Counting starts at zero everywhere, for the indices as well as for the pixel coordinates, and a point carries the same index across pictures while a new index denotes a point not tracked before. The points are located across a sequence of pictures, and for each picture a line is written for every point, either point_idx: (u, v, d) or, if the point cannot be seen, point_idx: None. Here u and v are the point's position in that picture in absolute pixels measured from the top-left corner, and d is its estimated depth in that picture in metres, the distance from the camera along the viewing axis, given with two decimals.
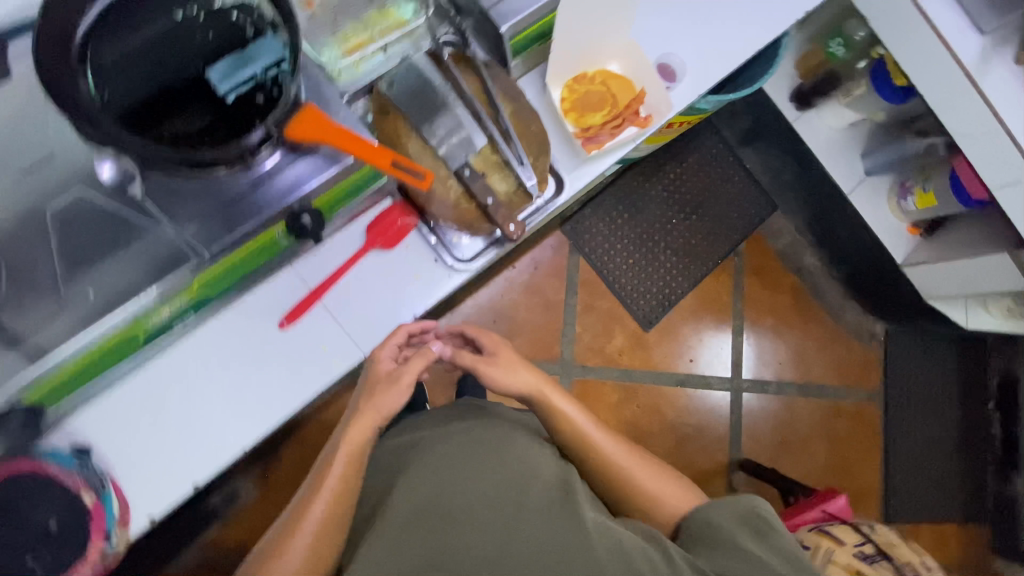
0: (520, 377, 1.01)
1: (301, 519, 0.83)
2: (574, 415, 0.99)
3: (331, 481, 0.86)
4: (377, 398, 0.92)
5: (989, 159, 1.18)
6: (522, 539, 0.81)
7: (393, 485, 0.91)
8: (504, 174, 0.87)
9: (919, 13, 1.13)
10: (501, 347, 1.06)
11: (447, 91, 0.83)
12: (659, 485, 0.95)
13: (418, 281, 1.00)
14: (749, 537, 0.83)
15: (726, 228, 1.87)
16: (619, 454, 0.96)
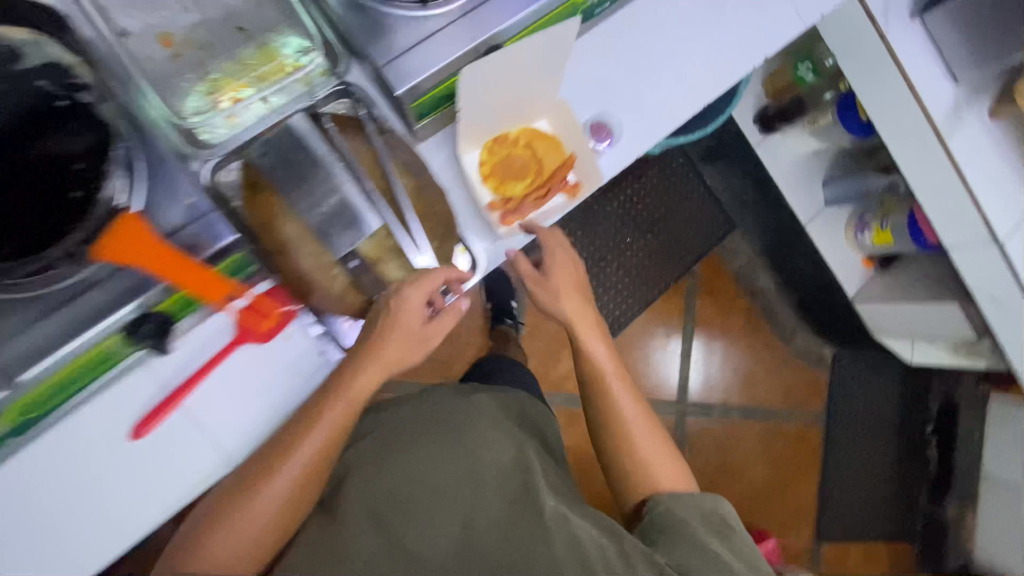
0: (573, 304, 0.87)
1: (251, 495, 0.66)
2: (609, 361, 0.87)
3: (297, 455, 0.67)
4: (387, 351, 0.70)
5: (947, 218, 1.11)
6: (474, 545, 0.75)
7: (362, 469, 0.83)
8: (401, 261, 0.71)
9: (890, 59, 1.01)
10: (565, 285, 0.86)
11: (332, 164, 0.65)
12: (655, 435, 0.85)
13: (303, 381, 0.74)
14: (710, 535, 0.74)
15: (682, 248, 1.79)
16: (639, 427, 0.85)
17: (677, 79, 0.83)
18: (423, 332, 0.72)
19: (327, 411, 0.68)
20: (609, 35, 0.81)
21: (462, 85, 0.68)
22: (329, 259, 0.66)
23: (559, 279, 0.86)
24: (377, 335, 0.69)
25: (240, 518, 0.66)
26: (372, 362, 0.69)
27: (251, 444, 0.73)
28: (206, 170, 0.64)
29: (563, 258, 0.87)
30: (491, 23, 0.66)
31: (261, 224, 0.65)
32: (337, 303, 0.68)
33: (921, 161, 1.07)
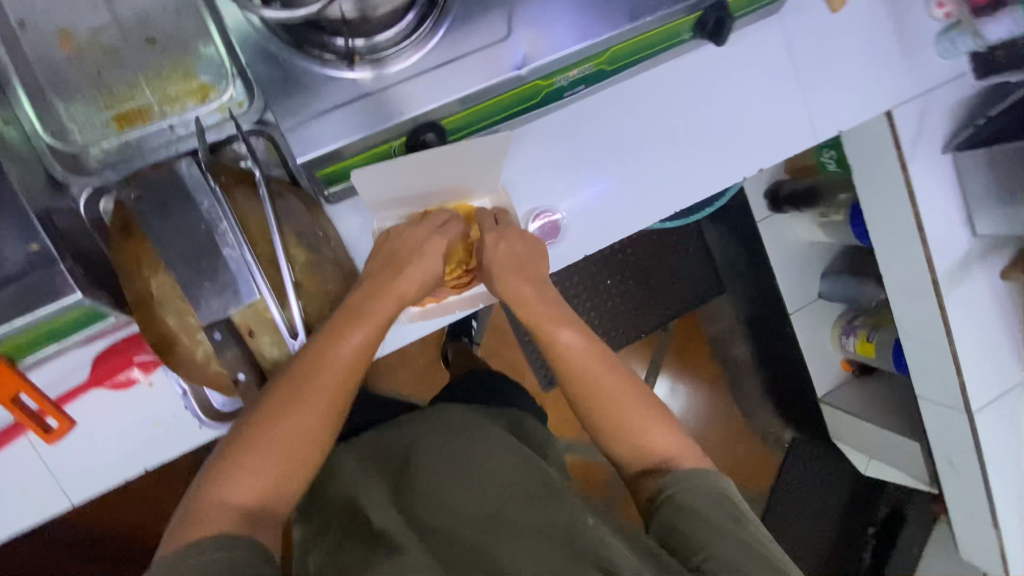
0: (515, 285, 0.63)
1: (250, 480, 0.52)
2: (588, 365, 0.63)
3: (308, 399, 0.55)
4: (398, 285, 0.61)
5: (926, 371, 1.01)
6: (507, 531, 0.57)
7: (359, 531, 0.58)
8: (278, 336, 0.62)
9: (907, 193, 0.90)
10: (510, 272, 0.64)
11: (215, 220, 0.57)
12: (644, 419, 0.64)
13: (162, 432, 0.67)
14: (728, 530, 0.55)
15: (660, 300, 1.46)
16: (616, 395, 0.63)
17: (643, 184, 0.78)
18: (408, 299, 0.62)
19: (350, 334, 0.58)
20: (578, 122, 0.74)
21: (356, 180, 0.59)
22: (195, 323, 0.59)
23: (495, 258, 0.63)
24: (357, 295, 0.60)
25: (268, 455, 0.53)
26: (376, 295, 0.60)
27: (99, 485, 0.67)
28: (83, 199, 0.59)
29: (507, 248, 0.64)
30: (421, 99, 0.58)
31: (126, 271, 0.58)
32: (199, 371, 0.61)
33: (913, 306, 0.97)
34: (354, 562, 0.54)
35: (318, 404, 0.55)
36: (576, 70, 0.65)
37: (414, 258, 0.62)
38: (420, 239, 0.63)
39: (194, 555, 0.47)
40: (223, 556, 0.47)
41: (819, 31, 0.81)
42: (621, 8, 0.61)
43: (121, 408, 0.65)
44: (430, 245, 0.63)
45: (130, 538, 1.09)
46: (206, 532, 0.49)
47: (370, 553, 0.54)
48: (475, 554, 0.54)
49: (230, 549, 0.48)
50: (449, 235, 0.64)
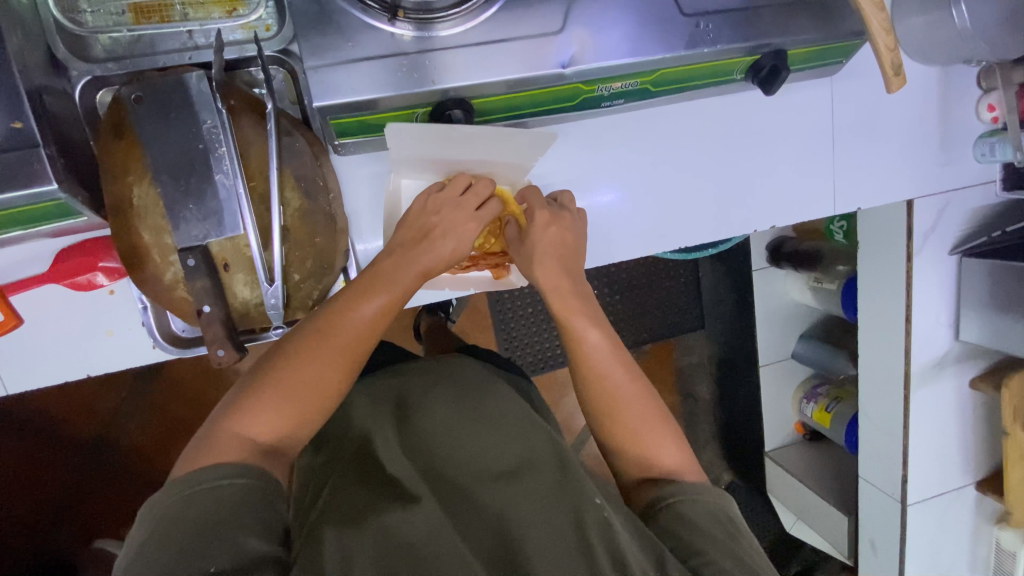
0: (550, 271, 0.60)
1: (258, 415, 0.46)
2: (611, 371, 0.58)
3: (327, 348, 0.49)
4: (419, 259, 0.54)
5: (875, 455, 1.03)
6: (524, 494, 0.49)
7: (363, 484, 0.51)
8: (253, 278, 0.60)
9: (907, 282, 0.90)
10: (547, 256, 0.60)
11: (215, 143, 0.55)
12: (655, 429, 0.58)
13: (113, 341, 0.64)
14: (728, 545, 0.50)
15: (641, 323, 1.44)
16: (636, 406, 0.57)
17: (656, 211, 0.77)
18: (432, 276, 0.57)
19: (377, 294, 0.52)
20: (610, 131, 0.72)
21: (388, 135, 0.56)
22: (170, 244, 0.57)
23: (541, 240, 0.60)
24: (387, 260, 0.54)
25: (281, 395, 0.47)
26: (407, 260, 0.54)
27: (33, 382, 0.64)
28: (79, 85, 0.58)
29: (556, 233, 0.61)
30: (458, 75, 0.55)
31: (109, 171, 0.54)
32: (162, 292, 0.58)
33: (880, 393, 0.99)
34: (370, 508, 0.48)
35: (332, 359, 0.49)
36: (620, 81, 0.61)
37: (447, 239, 0.56)
38: (465, 231, 0.57)
39: (198, 484, 0.42)
40: (231, 484, 0.43)
41: (869, 105, 0.80)
42: (682, 31, 0.59)
43: (75, 307, 0.63)
44: (467, 231, 0.57)
45: (57, 431, 1.06)
46: (212, 461, 0.44)
47: (377, 500, 0.49)
48: (493, 516, 0.48)
49: (234, 480, 0.43)
50: (488, 220, 0.59)
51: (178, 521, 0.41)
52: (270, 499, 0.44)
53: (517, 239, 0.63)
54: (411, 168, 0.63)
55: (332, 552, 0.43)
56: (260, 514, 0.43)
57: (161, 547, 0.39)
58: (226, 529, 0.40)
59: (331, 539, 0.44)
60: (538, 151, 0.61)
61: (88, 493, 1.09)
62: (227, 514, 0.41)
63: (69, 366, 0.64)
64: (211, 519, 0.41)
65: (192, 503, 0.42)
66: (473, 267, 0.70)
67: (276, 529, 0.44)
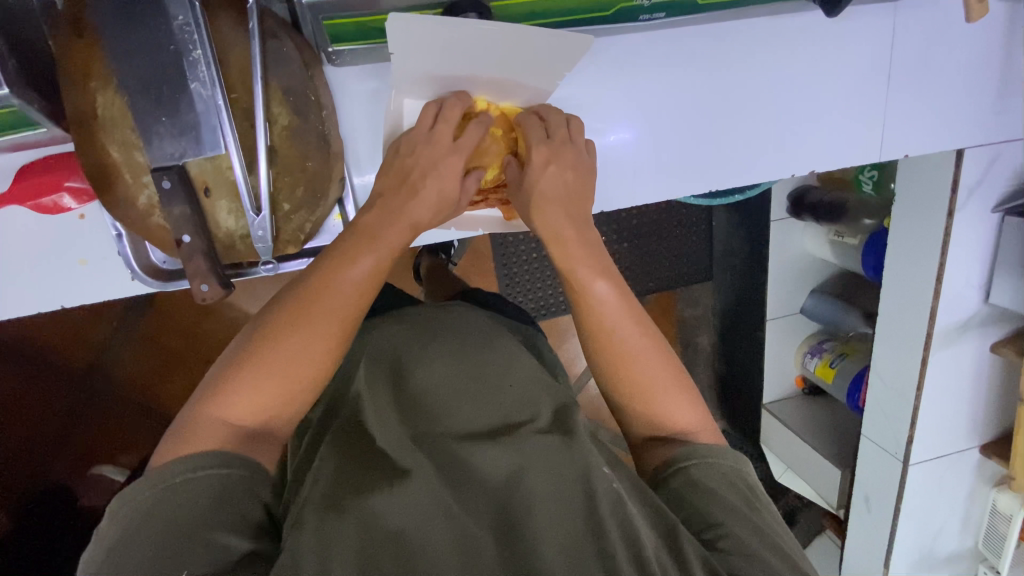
0: (556, 217, 0.55)
1: (243, 393, 0.44)
2: (623, 328, 0.53)
3: (313, 317, 0.46)
4: (412, 210, 0.51)
5: (882, 414, 1.01)
6: (528, 463, 0.46)
7: (355, 457, 0.48)
8: (238, 206, 0.53)
9: (943, 239, 0.85)
10: (552, 201, 0.56)
11: (188, 44, 0.47)
12: (667, 385, 0.54)
13: (87, 272, 0.59)
14: (746, 514, 0.47)
15: (649, 272, 1.39)
16: (646, 363, 0.53)
17: (681, 150, 0.69)
18: (422, 228, 0.53)
19: (366, 254, 0.48)
20: (643, 54, 0.63)
21: (389, 35, 0.47)
22: (142, 162, 0.50)
23: (541, 180, 0.55)
24: (369, 216, 0.51)
25: (266, 371, 0.44)
26: (390, 216, 0.51)
27: (5, 314, 0.59)
28: None
29: (556, 174, 0.56)
30: None
31: (65, 75, 0.46)
32: (137, 218, 0.52)
33: (896, 353, 0.96)
34: (362, 484, 0.45)
35: (320, 326, 0.46)
36: None
37: (428, 180, 0.52)
38: (449, 168, 0.53)
39: (176, 475, 0.40)
40: (211, 474, 0.41)
41: (937, 36, 0.70)
42: None
43: (42, 233, 0.57)
44: (449, 164, 0.53)
45: (48, 360, 1.04)
46: (194, 448, 0.42)
47: (369, 476, 0.46)
48: (494, 492, 0.45)
49: (217, 469, 0.41)
50: (470, 148, 0.54)
51: (154, 516, 0.38)
52: (254, 487, 0.42)
53: (517, 176, 0.57)
54: (416, 83, 0.54)
55: (310, 535, 0.40)
56: (242, 505, 0.41)
57: (134, 547, 0.37)
58: (201, 526, 0.38)
59: (310, 522, 0.41)
60: (562, 67, 0.54)
61: (85, 422, 1.08)
62: (205, 509, 0.39)
63: (41, 297, 0.59)
64: (187, 517, 0.38)
65: (169, 498, 0.39)
66: (482, 204, 0.63)
67: (257, 520, 0.41)
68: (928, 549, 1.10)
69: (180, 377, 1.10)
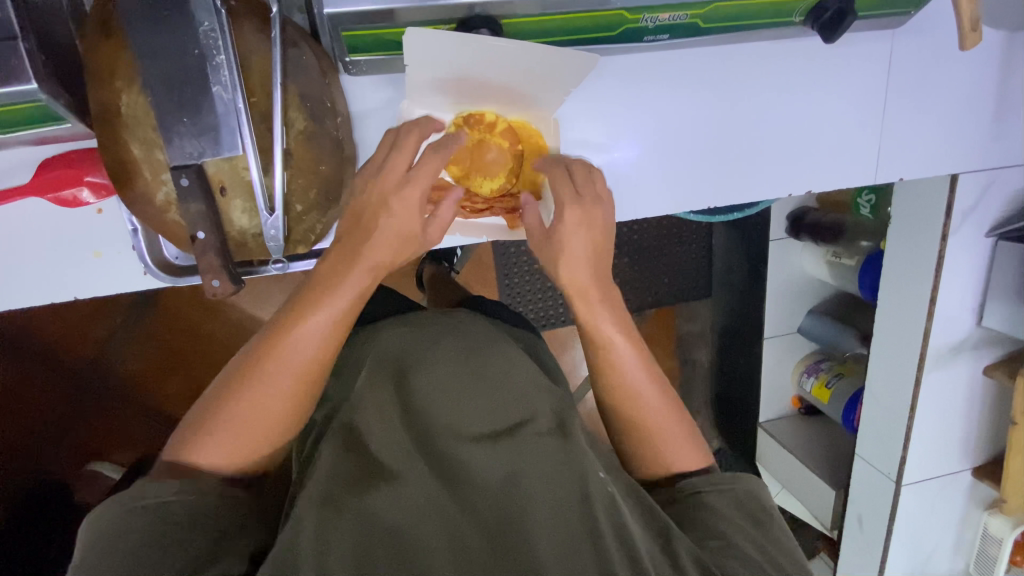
0: (575, 271, 0.55)
1: (222, 423, 0.46)
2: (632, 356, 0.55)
3: (288, 350, 0.47)
4: (370, 252, 0.49)
5: (876, 434, 1.02)
6: (525, 465, 0.47)
7: (357, 454, 0.49)
8: (252, 206, 0.55)
9: (937, 261, 0.86)
10: (575, 258, 0.54)
11: (212, 50, 0.49)
12: (677, 434, 0.55)
13: (101, 264, 0.61)
14: (752, 533, 0.49)
15: (648, 287, 1.41)
16: (658, 416, 0.55)
17: (682, 164, 0.71)
18: (386, 266, 0.51)
19: (335, 291, 0.49)
20: (648, 73, 0.66)
21: (405, 46, 0.50)
22: (162, 161, 0.52)
23: (568, 242, 0.54)
24: (341, 250, 0.51)
25: (241, 404, 0.46)
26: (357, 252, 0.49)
27: (20, 302, 0.61)
28: None
29: (577, 230, 0.54)
30: None
31: (95, 75, 0.49)
32: (154, 214, 0.54)
33: (891, 373, 0.97)
34: (363, 482, 0.46)
35: (293, 359, 0.47)
36: (670, 12, 0.56)
37: (385, 219, 0.49)
38: (404, 207, 0.49)
39: (144, 497, 0.42)
40: (176, 499, 0.43)
41: (932, 66, 0.73)
42: None
43: (59, 226, 0.59)
44: (402, 200, 0.49)
45: (51, 354, 1.05)
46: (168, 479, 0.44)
47: (369, 475, 0.47)
48: (493, 492, 0.46)
49: (181, 494, 0.43)
50: (425, 179, 0.50)
51: (119, 534, 0.40)
52: (219, 507, 0.44)
53: (541, 232, 0.56)
54: (429, 95, 0.58)
55: (312, 533, 0.41)
56: (203, 526, 0.42)
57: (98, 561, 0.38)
58: (159, 540, 0.40)
59: (312, 519, 0.42)
60: (568, 84, 0.57)
61: (82, 418, 1.09)
62: (166, 528, 0.41)
63: (55, 288, 0.61)
64: (150, 534, 0.40)
65: (134, 517, 0.41)
66: (488, 211, 0.64)
67: (218, 533, 0.42)
68: (920, 572, 1.10)
69: (179, 377, 1.12)
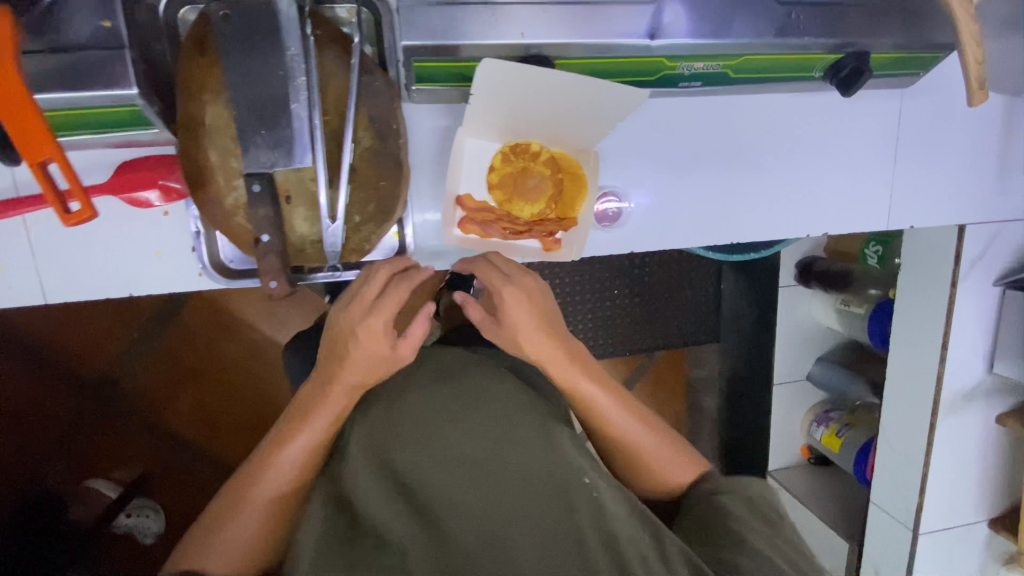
0: (535, 337, 0.61)
1: (219, 534, 0.53)
2: (602, 402, 0.62)
3: (277, 469, 0.55)
4: (343, 374, 0.58)
5: (892, 481, 1.02)
6: (512, 494, 0.49)
7: (346, 493, 0.50)
8: (314, 215, 0.59)
9: (948, 308, 0.90)
10: (526, 325, 0.60)
11: (294, 72, 0.54)
12: (665, 452, 0.62)
13: (160, 263, 0.64)
14: (761, 528, 0.52)
15: (659, 329, 1.44)
16: (641, 439, 0.61)
17: (707, 204, 0.76)
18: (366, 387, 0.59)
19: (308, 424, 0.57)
20: (680, 116, 0.71)
21: (477, 75, 0.56)
22: (236, 168, 0.56)
23: (516, 317, 0.60)
24: (324, 376, 0.59)
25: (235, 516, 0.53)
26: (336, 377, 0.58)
27: (81, 295, 0.64)
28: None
29: (519, 303, 0.61)
30: (541, 24, 0.55)
31: (188, 88, 0.54)
32: (223, 217, 0.58)
33: (905, 418, 0.98)
34: (352, 533, 0.47)
35: (282, 477, 0.55)
36: (704, 62, 0.62)
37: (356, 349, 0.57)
38: (368, 335, 0.57)
39: None
40: None
41: (939, 123, 0.79)
42: (772, 18, 0.59)
43: (126, 224, 0.62)
44: (367, 327, 0.57)
45: (69, 365, 1.07)
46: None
47: (357, 524, 0.47)
48: (484, 519, 0.48)
49: None
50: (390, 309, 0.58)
51: None
52: None
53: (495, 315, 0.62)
54: (484, 123, 0.63)
55: None
56: None
57: None
58: None
59: None
60: (613, 120, 0.62)
61: (89, 428, 1.09)
62: None
63: (115, 283, 0.64)
64: None
65: None
66: (526, 234, 0.67)
67: None
68: None
69: (190, 392, 1.13)
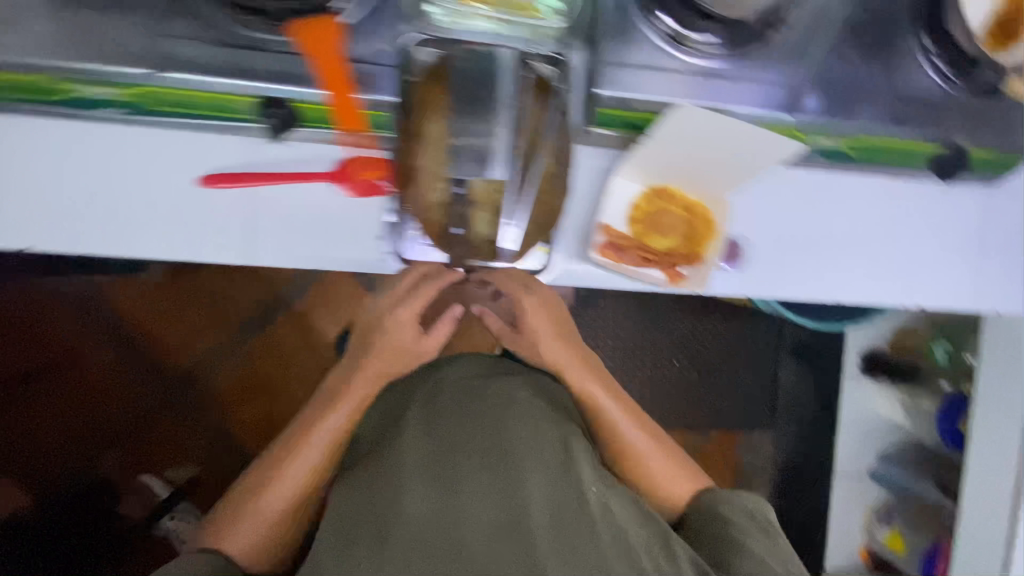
0: (555, 346, 0.90)
1: (253, 505, 0.80)
2: (612, 406, 0.90)
3: (288, 470, 0.81)
4: (374, 359, 0.86)
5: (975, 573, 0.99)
6: (526, 496, 0.69)
7: (405, 484, 0.71)
8: (492, 220, 0.71)
9: None
10: (547, 334, 0.90)
11: (503, 104, 0.67)
12: (665, 471, 0.88)
13: (352, 245, 0.73)
14: (753, 541, 0.76)
15: (715, 404, 1.47)
16: (643, 448, 0.90)
17: (819, 261, 0.81)
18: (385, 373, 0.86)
19: (337, 409, 0.84)
20: (810, 182, 0.78)
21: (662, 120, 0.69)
22: (440, 172, 0.67)
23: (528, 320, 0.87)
24: (341, 390, 0.86)
25: (266, 493, 0.80)
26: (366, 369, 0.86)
27: (279, 263, 0.72)
28: None
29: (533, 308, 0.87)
30: (703, 92, 0.70)
31: (416, 105, 0.66)
32: (421, 209, 0.70)
33: (987, 502, 0.98)
34: (388, 526, 0.68)
35: (297, 469, 0.81)
36: (830, 139, 0.73)
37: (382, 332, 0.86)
38: (397, 323, 0.84)
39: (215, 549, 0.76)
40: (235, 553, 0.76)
41: None
42: (885, 107, 0.73)
43: (331, 209, 0.72)
44: (395, 314, 0.83)
45: None
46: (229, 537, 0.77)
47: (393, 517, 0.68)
48: (501, 516, 0.67)
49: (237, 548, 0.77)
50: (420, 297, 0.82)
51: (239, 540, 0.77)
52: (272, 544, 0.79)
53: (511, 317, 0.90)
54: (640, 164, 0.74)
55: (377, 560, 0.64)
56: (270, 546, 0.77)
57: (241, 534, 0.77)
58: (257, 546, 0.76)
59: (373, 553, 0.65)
60: (751, 174, 0.74)
61: None
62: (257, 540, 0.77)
63: (310, 257, 0.73)
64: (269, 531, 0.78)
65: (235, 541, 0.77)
66: (655, 263, 0.76)
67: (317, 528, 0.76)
68: None
69: None
